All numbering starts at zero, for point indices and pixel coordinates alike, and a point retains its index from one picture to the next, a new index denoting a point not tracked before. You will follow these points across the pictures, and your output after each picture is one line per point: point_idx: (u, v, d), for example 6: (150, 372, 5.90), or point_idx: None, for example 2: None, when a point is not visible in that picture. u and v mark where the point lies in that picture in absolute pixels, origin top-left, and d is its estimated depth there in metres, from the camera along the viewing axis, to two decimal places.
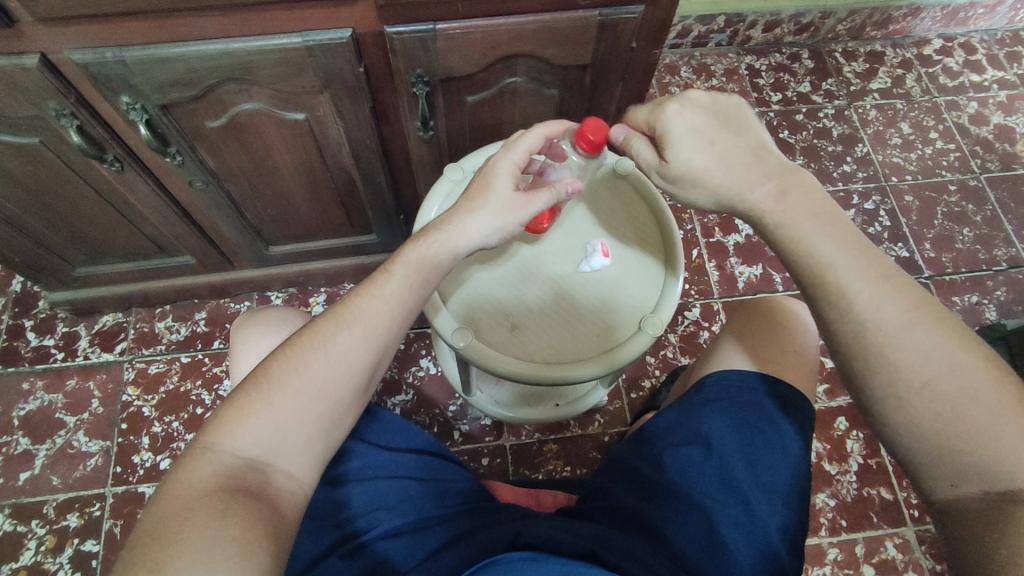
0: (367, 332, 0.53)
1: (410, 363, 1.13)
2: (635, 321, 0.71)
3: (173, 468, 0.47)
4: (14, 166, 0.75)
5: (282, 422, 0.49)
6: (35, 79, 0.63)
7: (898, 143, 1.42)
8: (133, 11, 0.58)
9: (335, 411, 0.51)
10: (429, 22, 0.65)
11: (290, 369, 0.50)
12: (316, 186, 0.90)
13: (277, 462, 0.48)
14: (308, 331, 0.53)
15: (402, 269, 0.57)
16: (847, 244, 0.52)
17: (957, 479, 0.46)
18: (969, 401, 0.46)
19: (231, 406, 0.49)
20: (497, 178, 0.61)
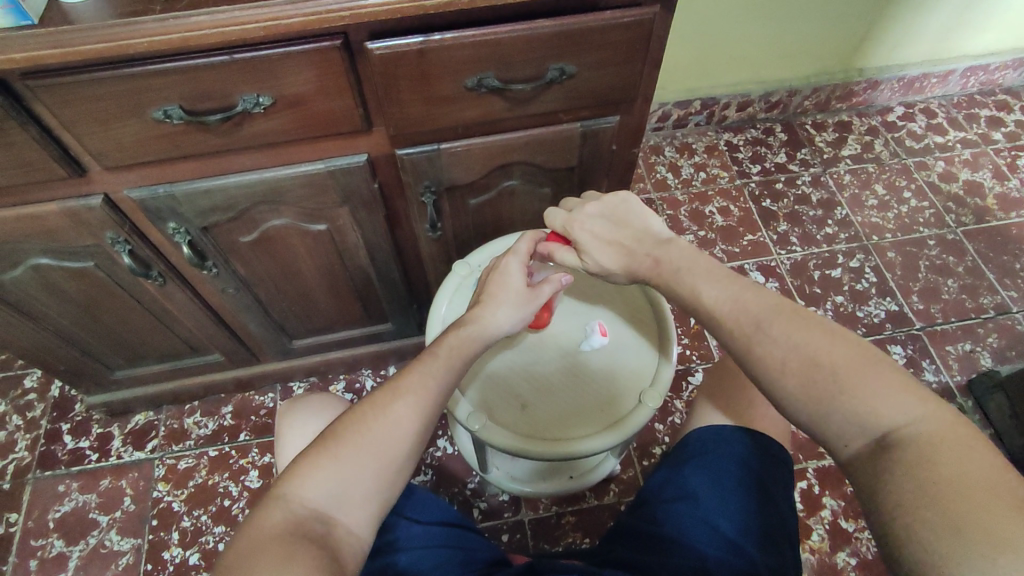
0: (421, 401, 0.59)
1: (428, 444, 1.18)
2: (634, 395, 0.76)
3: (253, 512, 0.53)
4: (69, 286, 0.84)
5: (345, 479, 0.54)
6: (96, 215, 0.73)
7: (875, 203, 1.51)
8: (183, 155, 0.68)
9: (388, 473, 0.56)
10: (433, 143, 0.75)
11: (353, 432, 0.56)
12: (336, 285, 0.98)
13: (340, 516, 0.53)
14: (368, 399, 0.59)
15: (444, 347, 0.65)
16: (731, 287, 0.61)
17: (851, 439, 0.51)
18: (867, 391, 0.50)
19: (302, 462, 0.55)
20: (508, 272, 0.71)
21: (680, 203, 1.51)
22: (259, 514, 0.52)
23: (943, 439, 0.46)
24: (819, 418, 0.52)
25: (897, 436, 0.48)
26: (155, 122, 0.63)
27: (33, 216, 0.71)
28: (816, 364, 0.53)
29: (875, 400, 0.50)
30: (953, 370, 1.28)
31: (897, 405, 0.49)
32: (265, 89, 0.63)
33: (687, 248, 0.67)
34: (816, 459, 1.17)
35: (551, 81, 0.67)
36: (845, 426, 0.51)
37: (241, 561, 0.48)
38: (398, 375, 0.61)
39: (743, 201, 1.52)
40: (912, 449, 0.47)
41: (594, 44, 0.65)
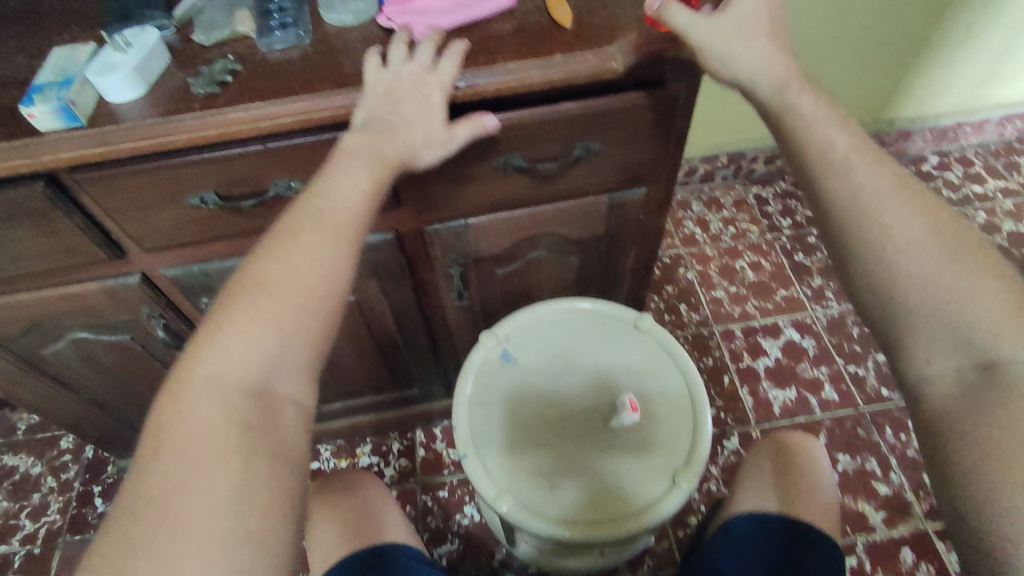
0: (334, 235, 0.50)
1: (454, 512, 1.15)
2: (668, 474, 0.73)
3: (160, 400, 0.45)
4: (105, 357, 0.86)
5: (259, 348, 0.46)
6: (134, 292, 0.75)
7: None
8: (217, 236, 0.70)
9: (310, 325, 0.48)
10: (461, 219, 0.75)
11: (252, 293, 0.47)
12: (364, 351, 0.99)
13: (278, 387, 0.47)
14: (265, 251, 0.49)
15: (344, 166, 0.52)
16: (891, 178, 0.51)
17: (932, 354, 0.47)
18: (980, 313, 0.46)
19: (199, 341, 0.46)
20: (429, 98, 0.55)
21: (710, 258, 1.49)
22: (160, 410, 0.44)
23: None
24: (922, 323, 0.47)
25: (1000, 366, 0.44)
26: (191, 207, 0.65)
27: (74, 294, 0.73)
28: (952, 260, 0.47)
29: (979, 308, 0.46)
30: None
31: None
32: (296, 174, 0.64)
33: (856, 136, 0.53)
34: (866, 532, 1.11)
35: (577, 159, 0.67)
36: (936, 333, 0.47)
37: (165, 469, 0.41)
38: (297, 207, 0.51)
39: (775, 256, 1.48)
40: (1001, 379, 0.44)
41: (618, 122, 0.65)
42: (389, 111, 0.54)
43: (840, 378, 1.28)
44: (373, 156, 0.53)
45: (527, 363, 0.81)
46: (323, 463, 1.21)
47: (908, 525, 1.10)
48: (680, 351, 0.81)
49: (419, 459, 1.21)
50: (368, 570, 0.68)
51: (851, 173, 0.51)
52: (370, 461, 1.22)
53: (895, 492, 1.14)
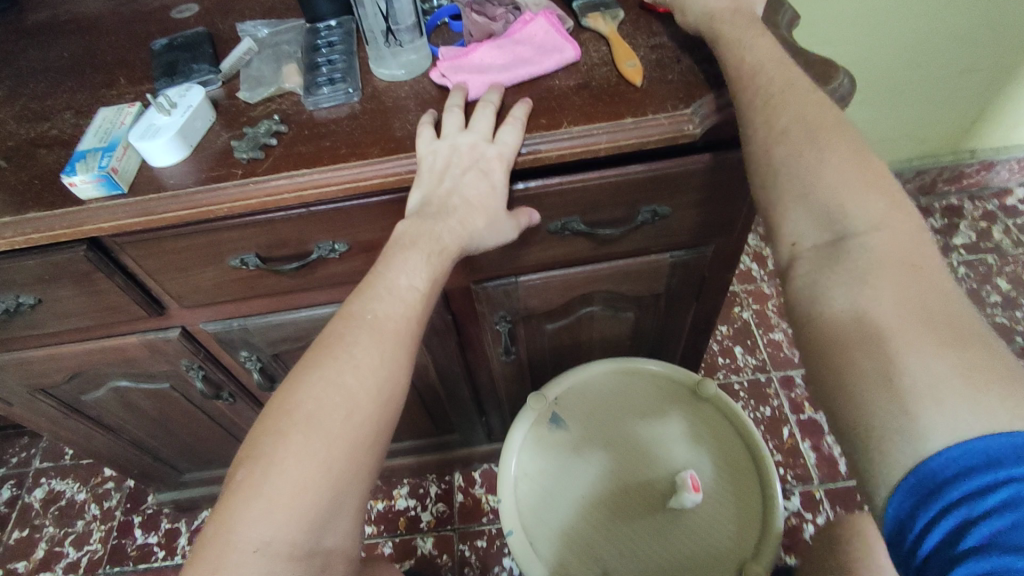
0: (386, 352, 0.49)
1: (492, 564, 1.09)
2: (735, 565, 0.66)
3: (201, 550, 0.43)
4: (145, 403, 0.84)
5: (311, 497, 0.44)
6: (174, 345, 0.72)
7: (998, 300, 1.33)
8: (257, 294, 0.67)
9: (362, 460, 0.47)
10: (511, 276, 0.71)
11: (299, 427, 0.45)
12: (404, 399, 0.95)
13: (324, 533, 0.45)
14: (312, 372, 0.47)
15: (396, 265, 0.51)
16: (776, 68, 0.48)
17: (797, 236, 0.42)
18: (852, 196, 0.40)
19: (238, 494, 0.43)
20: (488, 175, 0.52)
21: (767, 296, 1.40)
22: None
23: (897, 268, 0.37)
24: (786, 193, 0.43)
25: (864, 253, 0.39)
26: (232, 268, 0.62)
27: (115, 347, 0.72)
28: (817, 136, 0.43)
29: (846, 191, 0.40)
30: None
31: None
32: (340, 236, 0.61)
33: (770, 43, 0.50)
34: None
35: (643, 223, 0.61)
36: (802, 212, 0.42)
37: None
38: (345, 317, 0.50)
39: None
40: (864, 262, 0.38)
41: (688, 184, 0.59)
42: (447, 192, 0.52)
43: None
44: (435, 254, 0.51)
45: (577, 433, 0.75)
46: None
47: None
48: (746, 421, 0.74)
49: (457, 505, 1.17)
50: None
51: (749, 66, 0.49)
52: (407, 505, 1.18)
53: None
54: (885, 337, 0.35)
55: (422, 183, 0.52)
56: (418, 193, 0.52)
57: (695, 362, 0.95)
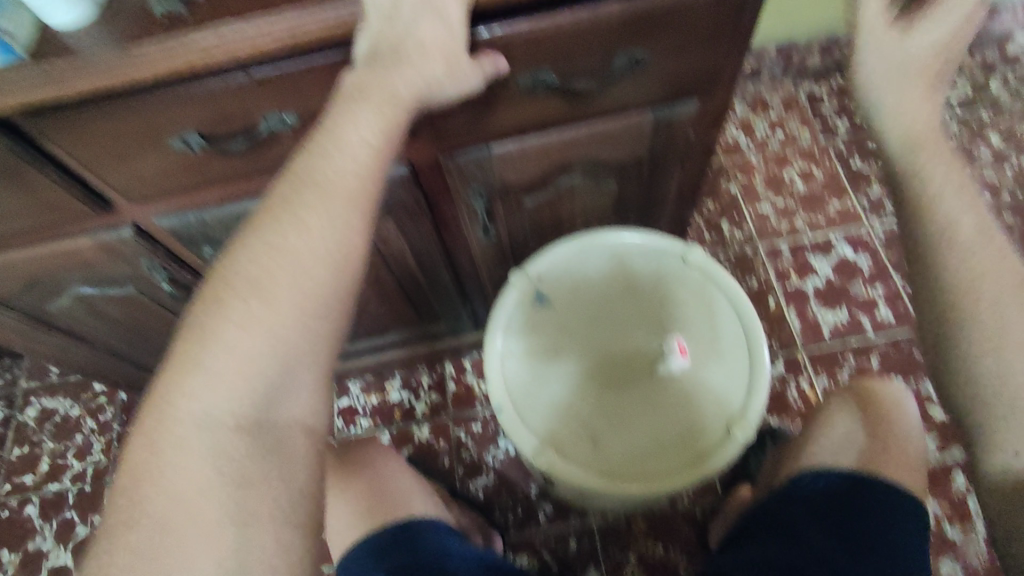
0: (334, 217, 0.46)
1: (488, 445, 1.13)
2: (722, 424, 0.67)
3: (149, 421, 0.44)
4: (114, 310, 0.81)
5: (253, 369, 0.44)
6: (130, 245, 0.68)
7: (989, 157, 1.30)
8: (209, 182, 0.62)
9: (314, 331, 0.45)
10: (483, 146, 0.65)
11: (239, 296, 0.44)
12: (385, 291, 0.92)
13: (273, 409, 0.44)
14: (253, 240, 0.46)
15: (347, 117, 0.47)
16: (923, 81, 0.51)
17: (955, 291, 0.51)
18: (971, 256, 0.51)
19: (176, 367, 0.44)
20: (443, 16, 0.46)
21: (755, 168, 1.35)
22: (136, 454, 0.43)
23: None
24: (936, 252, 0.51)
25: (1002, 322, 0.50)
26: (174, 152, 0.56)
27: (67, 251, 0.67)
28: (955, 192, 0.51)
29: (984, 260, 0.51)
30: None
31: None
32: (288, 107, 0.55)
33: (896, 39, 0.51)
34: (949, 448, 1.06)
35: (620, 71, 0.56)
36: (966, 259, 0.51)
37: (155, 522, 0.41)
38: (290, 179, 0.47)
39: (829, 163, 1.34)
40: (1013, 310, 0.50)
41: (671, 24, 0.52)
42: (399, 36, 0.46)
43: (897, 298, 1.19)
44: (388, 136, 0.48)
45: (559, 310, 0.74)
46: (354, 399, 1.19)
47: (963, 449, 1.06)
48: (730, 285, 0.72)
49: (450, 392, 1.18)
50: (391, 557, 0.67)
51: (904, 102, 0.52)
52: (400, 396, 1.19)
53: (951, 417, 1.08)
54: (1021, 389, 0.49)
55: (370, 27, 0.46)
56: (365, 39, 0.46)
57: (681, 232, 0.92)
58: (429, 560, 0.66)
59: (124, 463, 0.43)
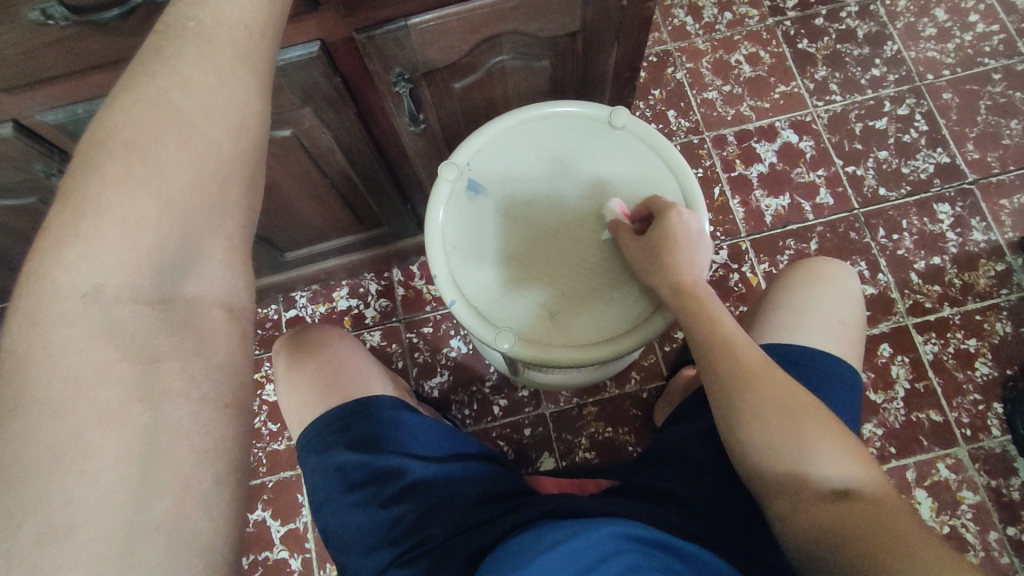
0: (219, 72, 0.42)
1: (441, 346, 1.14)
2: None
3: (19, 301, 0.37)
4: (18, 223, 0.75)
5: (147, 232, 0.38)
6: (13, 145, 0.61)
7: (933, 34, 1.28)
8: (92, 65, 0.55)
9: (217, 196, 0.42)
10: (401, 19, 0.60)
11: (120, 158, 0.38)
12: (319, 194, 0.88)
13: (184, 280, 0.41)
14: (126, 98, 0.40)
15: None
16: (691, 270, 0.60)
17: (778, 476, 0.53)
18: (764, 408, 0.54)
19: (50, 237, 0.37)
20: None
21: (702, 53, 1.30)
22: (12, 336, 0.36)
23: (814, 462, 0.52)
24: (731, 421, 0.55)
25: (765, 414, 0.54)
26: (35, 25, 0.49)
27: None
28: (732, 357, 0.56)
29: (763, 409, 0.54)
30: (1006, 226, 1.16)
31: (849, 469, 0.52)
32: None
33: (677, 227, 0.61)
34: (890, 316, 1.12)
35: None
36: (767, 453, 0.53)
37: (41, 404, 0.34)
38: (161, 32, 0.42)
39: (776, 45, 1.30)
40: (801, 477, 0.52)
41: None
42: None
43: (837, 180, 1.20)
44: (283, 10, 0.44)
45: (497, 188, 0.72)
46: (301, 310, 1.17)
47: (891, 321, 1.11)
48: (665, 144, 0.72)
49: (400, 298, 1.17)
50: (345, 429, 0.64)
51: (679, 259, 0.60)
52: (349, 304, 1.17)
53: (880, 291, 1.14)
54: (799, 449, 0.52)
55: None
56: None
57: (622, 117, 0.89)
58: (385, 431, 0.64)
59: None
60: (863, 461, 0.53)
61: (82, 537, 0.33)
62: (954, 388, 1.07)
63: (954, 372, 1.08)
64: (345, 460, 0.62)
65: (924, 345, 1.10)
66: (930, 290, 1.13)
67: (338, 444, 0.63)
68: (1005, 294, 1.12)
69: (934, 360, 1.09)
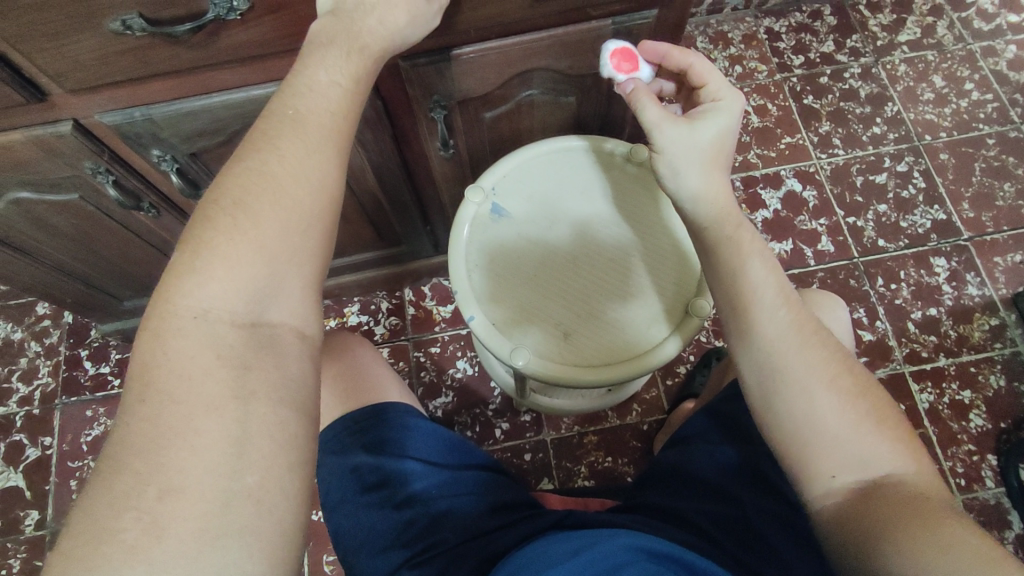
0: (309, 146, 0.46)
1: (447, 367, 1.16)
2: (681, 307, 0.72)
3: (144, 326, 0.42)
4: (57, 218, 0.78)
5: (244, 271, 0.42)
6: (70, 143, 0.65)
7: (931, 98, 1.36)
8: (155, 73, 0.59)
9: (299, 246, 0.44)
10: (444, 49, 0.64)
11: (228, 209, 0.43)
12: (344, 211, 0.91)
13: (273, 315, 0.44)
14: (235, 167, 0.45)
15: (316, 61, 0.48)
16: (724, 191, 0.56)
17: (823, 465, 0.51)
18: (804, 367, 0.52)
19: (172, 268, 0.42)
20: None
21: None
22: (141, 345, 0.41)
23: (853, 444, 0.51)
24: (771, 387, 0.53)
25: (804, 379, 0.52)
26: (114, 34, 0.53)
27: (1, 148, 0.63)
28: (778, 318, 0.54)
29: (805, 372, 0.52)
30: (999, 283, 1.21)
31: (890, 455, 0.51)
32: None
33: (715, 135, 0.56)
34: (887, 364, 1.15)
35: None
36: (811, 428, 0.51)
37: (163, 394, 0.39)
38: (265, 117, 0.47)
39: (783, 99, 1.37)
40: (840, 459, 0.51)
41: None
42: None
43: (839, 230, 1.25)
44: (350, 41, 0.48)
45: (521, 212, 0.75)
46: None
47: (888, 368, 1.14)
48: None
49: (410, 317, 1.20)
50: (364, 431, 0.66)
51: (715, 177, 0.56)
52: (359, 320, 1.20)
53: (878, 339, 1.17)
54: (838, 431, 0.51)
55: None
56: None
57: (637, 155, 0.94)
58: (398, 436, 0.66)
59: (127, 368, 0.41)
60: (901, 441, 0.51)
61: (187, 503, 0.37)
62: (949, 438, 1.09)
63: (949, 421, 1.11)
64: (362, 461, 0.63)
65: (921, 393, 1.13)
66: (926, 340, 1.16)
67: (355, 446, 0.65)
68: (998, 348, 1.16)
69: (930, 408, 1.12)
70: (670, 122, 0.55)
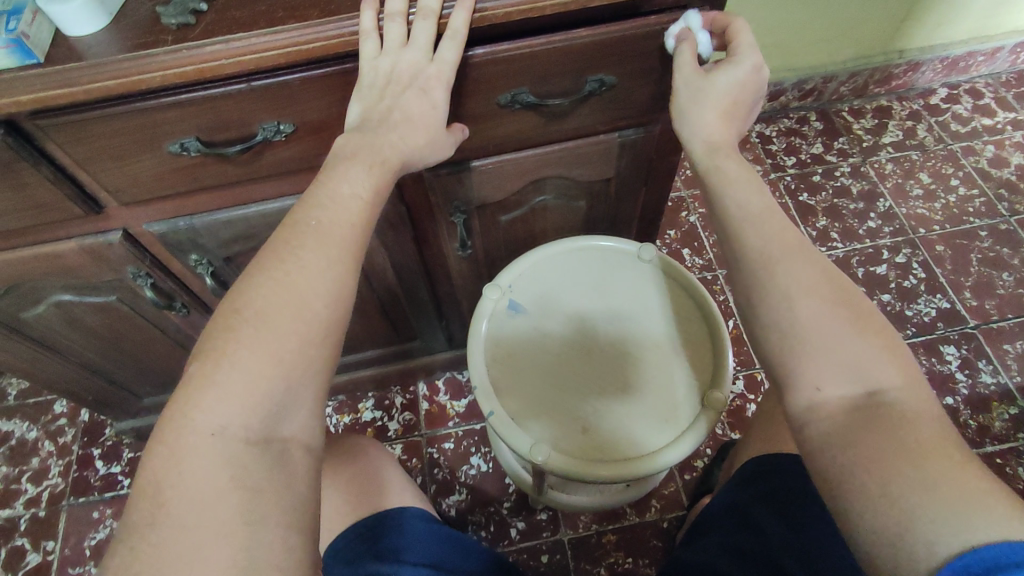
0: (330, 258, 0.49)
1: (461, 463, 1.15)
2: (698, 398, 0.73)
3: (155, 440, 0.43)
4: (93, 319, 0.82)
5: (262, 384, 0.44)
6: (117, 251, 0.70)
7: (920, 194, 1.43)
8: (201, 187, 0.65)
9: (314, 357, 0.47)
10: (466, 161, 0.70)
11: (248, 322, 0.45)
12: (365, 308, 0.95)
13: (283, 429, 0.45)
14: (258, 274, 0.48)
15: (340, 174, 0.52)
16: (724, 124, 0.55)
17: (821, 382, 0.47)
18: (791, 269, 0.49)
19: (195, 384, 0.44)
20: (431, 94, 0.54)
21: None
22: (154, 464, 0.42)
23: (842, 350, 0.47)
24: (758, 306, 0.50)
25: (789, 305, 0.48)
26: (172, 155, 0.59)
27: (53, 256, 0.68)
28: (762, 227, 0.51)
29: (792, 278, 0.49)
30: (1013, 370, 1.21)
31: (886, 367, 0.46)
32: (286, 116, 0.59)
33: (733, 80, 0.55)
34: None
35: (590, 94, 0.62)
36: (818, 356, 0.47)
37: (175, 519, 0.41)
38: (285, 226, 0.50)
39: (779, 196, 1.44)
40: (836, 374, 0.47)
41: (636, 51, 0.60)
42: (387, 108, 0.54)
43: None
44: (372, 155, 0.53)
45: (538, 307, 0.79)
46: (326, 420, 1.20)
47: None
48: (688, 277, 0.80)
49: (423, 412, 1.20)
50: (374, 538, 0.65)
51: (715, 115, 0.55)
52: (373, 416, 1.20)
53: None
54: (829, 341, 0.47)
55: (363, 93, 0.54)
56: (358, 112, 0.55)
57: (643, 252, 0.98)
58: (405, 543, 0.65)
59: (139, 488, 0.42)
60: (898, 358, 0.47)
61: None
62: None
63: None
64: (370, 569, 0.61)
65: None
66: None
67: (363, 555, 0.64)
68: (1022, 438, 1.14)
69: None
70: (683, 72, 0.56)
